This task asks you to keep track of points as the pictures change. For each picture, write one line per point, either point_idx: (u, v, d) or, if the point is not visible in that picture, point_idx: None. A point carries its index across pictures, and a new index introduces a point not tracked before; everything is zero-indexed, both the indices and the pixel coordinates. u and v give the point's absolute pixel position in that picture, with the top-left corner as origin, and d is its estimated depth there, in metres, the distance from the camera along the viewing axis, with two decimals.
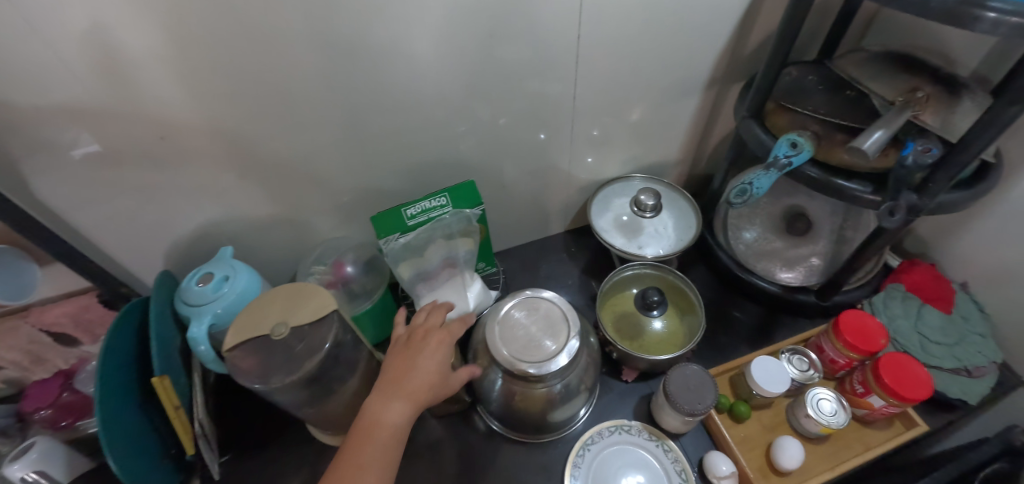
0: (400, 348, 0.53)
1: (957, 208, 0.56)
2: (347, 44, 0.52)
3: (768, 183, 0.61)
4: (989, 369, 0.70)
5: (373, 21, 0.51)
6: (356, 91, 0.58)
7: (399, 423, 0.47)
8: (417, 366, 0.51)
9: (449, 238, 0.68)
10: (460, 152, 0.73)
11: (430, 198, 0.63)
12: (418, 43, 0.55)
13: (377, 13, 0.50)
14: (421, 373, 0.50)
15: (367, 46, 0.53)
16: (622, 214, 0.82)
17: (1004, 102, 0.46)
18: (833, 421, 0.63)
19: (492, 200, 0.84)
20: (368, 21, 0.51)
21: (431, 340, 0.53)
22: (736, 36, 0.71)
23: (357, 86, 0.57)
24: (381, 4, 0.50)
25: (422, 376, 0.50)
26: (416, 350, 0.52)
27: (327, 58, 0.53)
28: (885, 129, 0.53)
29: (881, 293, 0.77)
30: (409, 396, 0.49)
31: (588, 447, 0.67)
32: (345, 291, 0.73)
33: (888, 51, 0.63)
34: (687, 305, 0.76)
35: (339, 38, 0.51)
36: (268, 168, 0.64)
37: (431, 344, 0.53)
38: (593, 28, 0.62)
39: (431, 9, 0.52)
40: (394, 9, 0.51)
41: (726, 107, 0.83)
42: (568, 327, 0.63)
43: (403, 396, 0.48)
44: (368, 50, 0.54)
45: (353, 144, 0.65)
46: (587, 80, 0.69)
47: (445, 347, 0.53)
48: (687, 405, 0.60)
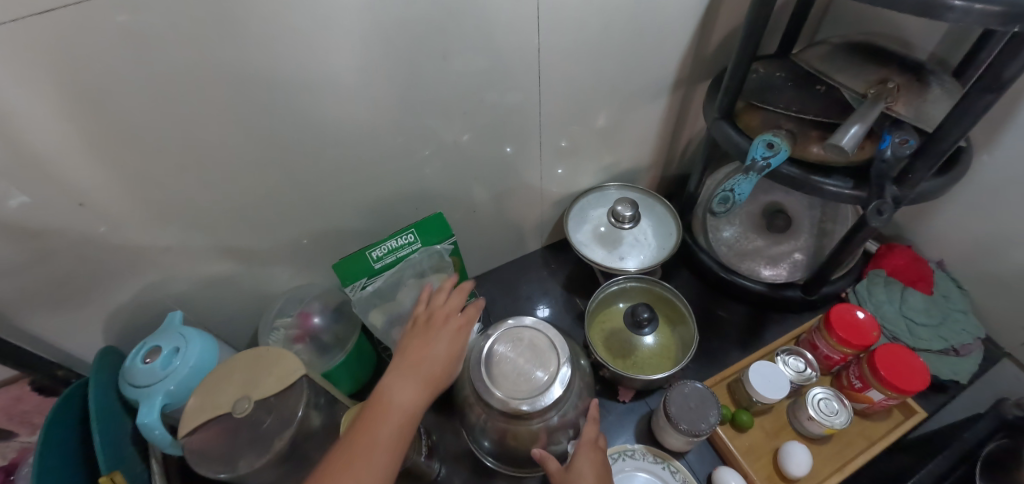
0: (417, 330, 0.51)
1: (934, 196, 0.56)
2: (286, 78, 0.47)
3: (749, 188, 0.60)
4: (975, 346, 0.71)
5: (311, 53, 0.46)
6: (301, 127, 0.53)
7: (410, 409, 0.44)
8: (436, 352, 0.49)
9: (421, 277, 0.63)
10: (424, 180, 0.68)
11: (396, 236, 0.58)
12: (366, 69, 0.50)
13: (315, 44, 0.46)
14: (437, 358, 0.49)
15: (308, 79, 0.48)
16: (599, 225, 0.79)
17: (979, 90, 0.45)
18: (839, 422, 0.61)
19: (465, 225, 0.80)
20: (307, 51, 0.46)
21: (450, 325, 0.52)
22: (698, 35, 0.69)
23: (302, 123, 0.52)
24: (319, 31, 0.45)
25: (438, 363, 0.48)
26: (434, 335, 0.51)
27: (263, 97, 0.48)
28: (861, 123, 0.51)
29: (864, 280, 0.76)
30: (422, 382, 0.46)
31: None
32: (315, 344, 0.67)
33: (850, 42, 0.62)
34: (675, 314, 0.74)
35: (276, 73, 0.46)
36: (214, 220, 0.57)
37: (450, 329, 0.52)
38: (554, 37, 0.58)
39: (376, 32, 0.47)
40: (333, 38, 0.46)
41: (693, 107, 0.81)
42: (557, 354, 0.59)
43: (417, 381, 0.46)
44: (308, 83, 0.49)
45: (306, 185, 0.59)
46: (553, 90, 0.66)
47: (462, 334, 0.52)
48: (689, 426, 0.57)
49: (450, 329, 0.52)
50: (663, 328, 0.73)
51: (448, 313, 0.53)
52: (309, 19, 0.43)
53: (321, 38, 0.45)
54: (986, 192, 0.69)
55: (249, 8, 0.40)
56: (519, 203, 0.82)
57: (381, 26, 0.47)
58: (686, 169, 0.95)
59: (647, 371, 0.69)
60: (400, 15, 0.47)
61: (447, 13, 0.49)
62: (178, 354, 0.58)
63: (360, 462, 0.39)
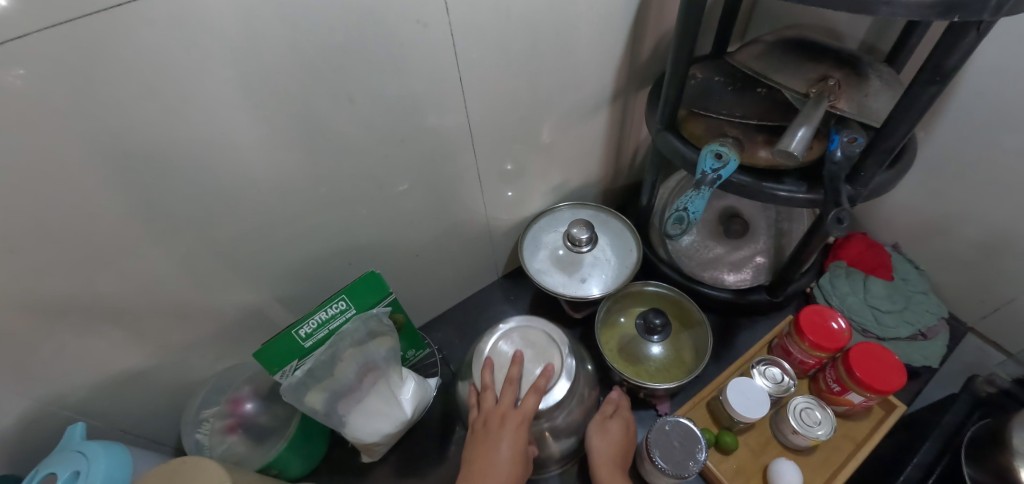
0: (478, 434, 0.53)
1: (888, 189, 0.54)
2: (155, 146, 0.39)
3: (703, 204, 0.57)
4: (940, 327, 0.70)
5: (192, 120, 0.39)
6: (193, 202, 0.45)
7: None
8: (499, 454, 0.50)
9: (361, 345, 0.56)
10: (352, 232, 0.61)
11: (325, 306, 0.51)
12: (253, 123, 0.43)
13: (196, 110, 0.39)
14: (502, 460, 0.50)
15: (196, 149, 0.41)
16: (558, 249, 0.74)
17: (922, 83, 0.43)
18: (822, 432, 0.58)
19: (412, 270, 0.73)
20: (179, 111, 0.38)
21: (508, 420, 0.52)
22: (630, 43, 0.65)
23: (195, 197, 0.44)
24: (191, 89, 0.37)
25: (504, 463, 0.50)
26: (493, 437, 0.51)
27: (140, 176, 0.40)
28: (807, 125, 0.49)
29: (826, 273, 0.75)
30: None
31: None
32: (249, 433, 0.59)
33: (782, 38, 0.59)
34: (682, 313, 0.70)
35: (150, 148, 0.39)
36: (102, 320, 0.48)
37: (507, 428, 0.52)
38: (476, 60, 0.53)
39: (266, 87, 0.41)
40: (217, 100, 0.39)
41: (634, 115, 0.78)
42: (557, 349, 0.59)
43: None
44: (199, 154, 0.42)
45: (213, 261, 0.51)
46: (484, 118, 0.61)
47: (523, 431, 0.52)
48: (671, 468, 0.53)
49: (509, 423, 0.52)
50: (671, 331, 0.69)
51: (503, 409, 0.53)
52: (179, 83, 0.36)
53: (200, 103, 0.38)
54: (930, 172, 0.69)
55: (94, 79, 0.33)
56: (467, 238, 0.76)
57: (271, 78, 0.41)
58: (636, 178, 0.93)
59: (667, 375, 0.66)
60: (291, 64, 0.41)
61: (345, 48, 0.43)
62: (80, 473, 0.47)
63: None
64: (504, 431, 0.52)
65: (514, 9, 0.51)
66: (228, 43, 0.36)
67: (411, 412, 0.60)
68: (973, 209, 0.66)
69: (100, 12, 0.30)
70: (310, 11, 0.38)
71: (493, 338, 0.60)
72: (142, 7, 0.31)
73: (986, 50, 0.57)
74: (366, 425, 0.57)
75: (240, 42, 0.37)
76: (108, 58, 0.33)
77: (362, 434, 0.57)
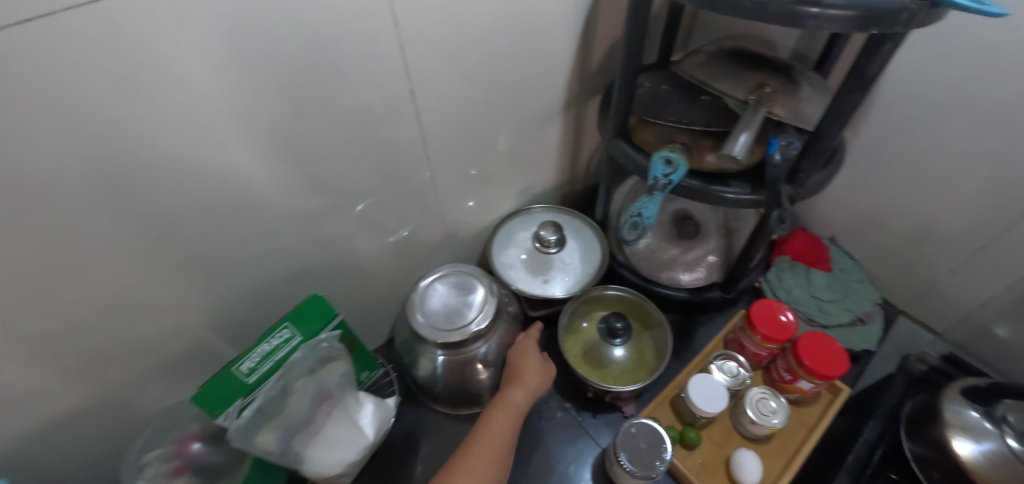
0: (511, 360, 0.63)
1: (823, 188, 0.58)
2: (65, 167, 0.34)
3: (655, 209, 0.60)
4: (875, 312, 0.76)
5: (152, 130, 0.37)
6: (132, 226, 0.41)
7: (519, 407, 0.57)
8: (532, 373, 0.61)
9: (312, 373, 0.53)
10: (305, 254, 0.59)
11: (267, 338, 0.48)
12: (190, 141, 0.40)
13: (158, 122, 0.37)
14: (534, 376, 0.61)
15: (154, 163, 0.39)
16: (523, 252, 0.74)
17: (849, 89, 0.46)
18: (777, 421, 0.61)
19: (371, 287, 0.71)
20: (108, 124, 0.34)
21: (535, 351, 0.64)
22: (580, 53, 0.66)
23: (137, 220, 0.41)
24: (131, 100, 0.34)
25: (535, 378, 0.61)
26: (525, 360, 0.62)
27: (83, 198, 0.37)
28: (748, 130, 0.51)
29: (773, 268, 0.79)
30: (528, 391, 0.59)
31: None
32: (200, 474, 0.54)
33: (723, 48, 0.62)
34: (644, 318, 0.72)
35: (100, 166, 0.36)
36: (22, 363, 0.43)
37: (536, 355, 0.63)
38: (432, 72, 0.52)
39: (232, 96, 0.39)
40: (179, 110, 0.37)
41: (588, 122, 0.79)
42: (477, 280, 0.64)
43: (524, 391, 0.59)
44: (159, 168, 0.39)
45: (151, 291, 0.47)
46: (441, 132, 0.60)
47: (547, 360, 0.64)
48: (639, 470, 0.54)
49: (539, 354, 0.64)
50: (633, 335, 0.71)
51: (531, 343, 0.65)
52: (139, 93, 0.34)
53: (160, 114, 0.36)
54: (860, 168, 0.75)
55: (47, 83, 0.30)
56: (427, 251, 0.75)
57: (239, 86, 0.39)
58: (593, 183, 0.94)
59: (628, 379, 0.67)
60: (243, 82, 0.39)
61: (294, 64, 0.41)
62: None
63: (494, 424, 0.54)
64: (531, 354, 0.63)
65: (467, 20, 0.51)
66: (188, 49, 0.35)
67: (373, 436, 0.58)
68: (896, 201, 0.73)
69: (48, 17, 0.28)
70: (274, 17, 0.37)
71: (420, 295, 0.63)
72: (111, 16, 0.30)
73: (902, 57, 0.62)
74: (328, 457, 0.54)
75: (200, 47, 0.35)
76: (59, 62, 0.30)
77: (324, 467, 0.54)
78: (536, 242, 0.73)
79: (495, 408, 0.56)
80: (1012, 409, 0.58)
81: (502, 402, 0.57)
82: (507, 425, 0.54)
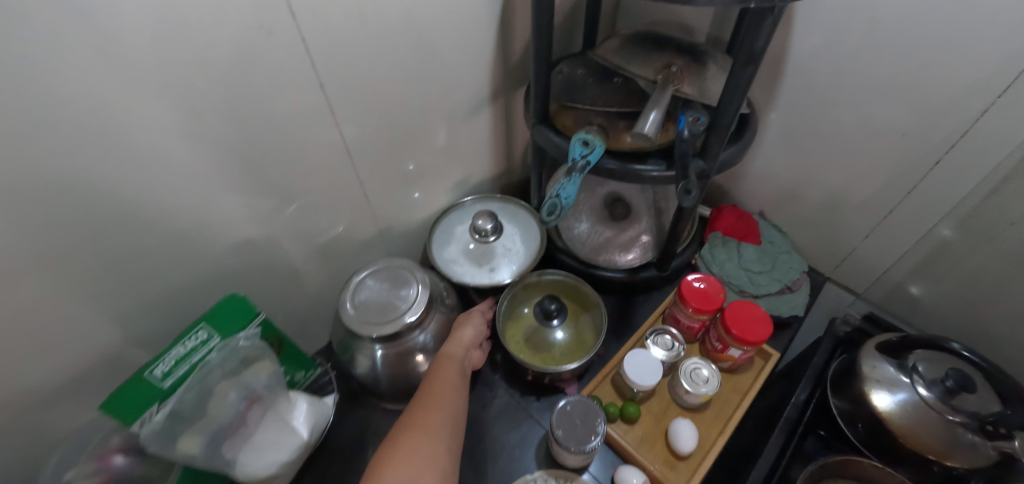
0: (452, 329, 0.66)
1: (735, 162, 0.60)
2: None
3: (573, 190, 0.59)
4: (802, 280, 0.79)
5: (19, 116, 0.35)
6: (23, 237, 0.40)
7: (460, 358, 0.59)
8: (470, 331, 0.64)
9: (235, 375, 0.51)
10: (226, 257, 0.57)
11: (179, 342, 0.47)
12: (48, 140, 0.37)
13: (65, 110, 0.37)
14: (471, 333, 0.64)
15: (66, 160, 0.39)
16: (465, 244, 0.74)
17: (741, 64, 0.48)
18: (708, 389, 0.63)
19: (304, 288, 0.70)
20: None
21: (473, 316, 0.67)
22: (500, 44, 0.67)
23: (33, 227, 0.40)
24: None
25: (471, 334, 0.64)
26: (462, 324, 0.65)
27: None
28: (657, 108, 0.53)
29: (706, 245, 0.82)
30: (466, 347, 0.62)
31: None
32: None
33: (633, 33, 0.65)
34: (583, 300, 0.73)
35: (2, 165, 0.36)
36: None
37: (473, 318, 0.67)
38: (349, 70, 0.53)
39: (138, 86, 0.39)
40: (95, 104, 0.38)
41: (518, 113, 0.81)
42: (410, 272, 0.64)
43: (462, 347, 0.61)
44: (70, 164, 0.39)
45: (54, 305, 0.45)
46: (362, 130, 0.60)
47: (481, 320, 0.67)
48: (574, 445, 0.55)
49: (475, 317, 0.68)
50: (573, 317, 0.72)
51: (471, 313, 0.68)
52: (51, 84, 0.35)
53: (76, 105, 0.37)
54: (778, 145, 0.78)
55: None
56: (364, 249, 0.75)
57: (131, 76, 0.38)
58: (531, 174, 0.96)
59: (566, 360, 0.68)
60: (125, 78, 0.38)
61: (184, 61, 0.40)
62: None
63: (443, 371, 0.56)
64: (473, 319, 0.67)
65: (373, 15, 0.51)
66: (102, 44, 0.36)
67: (308, 435, 0.58)
68: (813, 174, 0.76)
69: None
70: (192, 25, 0.39)
71: (351, 290, 0.62)
72: None
73: (802, 36, 0.65)
74: (260, 459, 0.53)
75: (110, 42, 0.36)
76: None
77: (256, 470, 0.53)
78: (475, 234, 0.74)
79: (439, 360, 0.58)
80: (922, 359, 0.62)
81: (445, 355, 0.59)
82: (452, 371, 0.56)
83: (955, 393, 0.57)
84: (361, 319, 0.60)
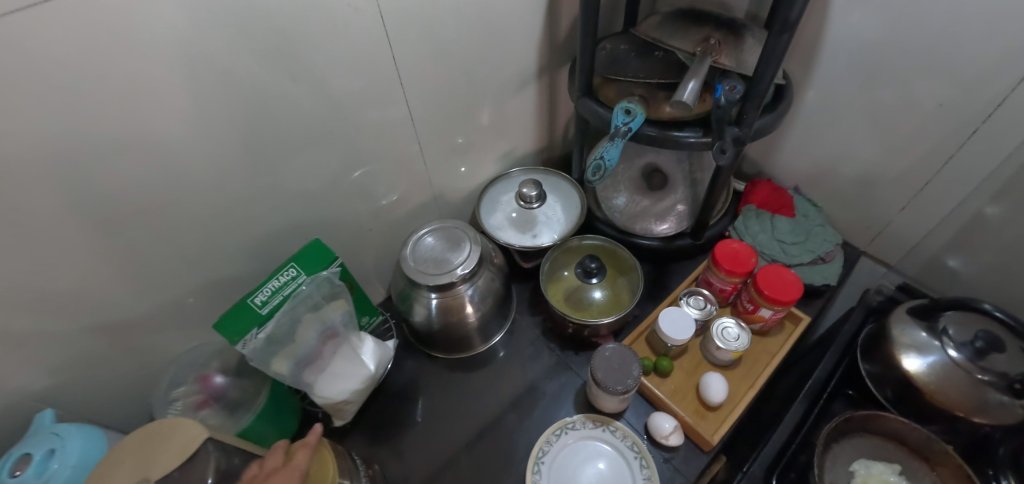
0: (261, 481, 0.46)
1: (771, 130, 0.64)
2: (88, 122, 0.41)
3: (616, 152, 0.64)
4: (836, 252, 0.82)
5: (163, 85, 0.43)
6: (162, 181, 0.48)
7: None
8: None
9: (316, 310, 0.60)
10: (307, 212, 0.65)
11: (276, 275, 0.55)
12: (190, 102, 0.45)
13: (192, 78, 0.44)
14: None
15: (102, 127, 0.42)
16: (511, 211, 0.81)
17: (776, 33, 0.52)
18: (739, 344, 0.67)
19: (366, 247, 0.78)
20: (127, 74, 0.40)
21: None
22: (548, 23, 0.73)
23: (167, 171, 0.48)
24: (147, 55, 0.40)
25: None
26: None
27: (39, 156, 0.40)
28: (696, 78, 0.57)
29: (740, 216, 0.85)
30: None
31: (542, 460, 0.65)
32: (223, 405, 0.61)
33: (675, 11, 0.69)
34: (621, 263, 0.78)
35: (52, 124, 0.39)
36: (74, 306, 0.50)
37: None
38: (416, 46, 0.60)
39: (247, 56, 0.46)
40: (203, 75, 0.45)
41: (561, 90, 0.86)
42: (463, 231, 0.71)
43: None
44: (103, 130, 0.42)
45: (178, 242, 0.54)
46: (425, 103, 0.67)
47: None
48: (616, 386, 0.60)
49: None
50: (611, 279, 0.77)
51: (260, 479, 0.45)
52: (157, 54, 0.41)
53: (199, 75, 0.44)
54: (815, 120, 0.80)
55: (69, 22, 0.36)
56: (419, 213, 0.82)
57: (244, 48, 0.45)
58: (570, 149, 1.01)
59: (604, 315, 0.73)
60: (242, 48, 0.45)
61: (289, 33, 0.48)
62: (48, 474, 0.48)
63: None
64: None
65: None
66: (200, 22, 0.41)
67: (374, 368, 0.65)
68: (850, 148, 0.78)
69: None
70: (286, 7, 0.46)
71: (412, 244, 0.70)
72: None
73: (840, 11, 0.68)
74: (334, 384, 0.61)
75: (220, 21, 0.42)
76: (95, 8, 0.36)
77: (332, 396, 0.61)
78: (520, 201, 0.80)
79: None
80: (952, 321, 0.64)
81: None
82: None
83: (985, 353, 0.60)
84: (420, 269, 0.67)
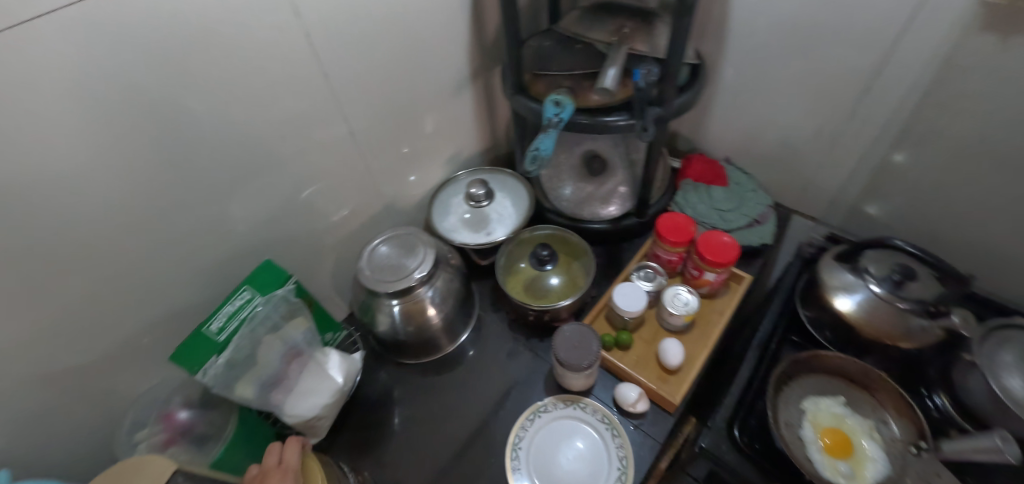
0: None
1: (690, 106, 0.69)
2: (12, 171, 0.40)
3: (550, 143, 0.68)
4: (768, 213, 0.87)
5: (89, 125, 0.43)
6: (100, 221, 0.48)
7: None
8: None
9: (277, 330, 0.61)
10: (257, 235, 0.65)
11: (231, 299, 0.56)
12: (119, 138, 0.45)
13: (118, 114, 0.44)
14: None
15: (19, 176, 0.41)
16: (462, 213, 0.83)
17: (679, 16, 0.57)
18: (690, 309, 0.72)
19: (322, 264, 0.78)
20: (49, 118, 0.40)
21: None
22: (474, 27, 0.76)
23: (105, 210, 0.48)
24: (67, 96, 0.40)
25: None
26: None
27: None
28: (614, 66, 0.61)
29: (679, 192, 0.90)
30: None
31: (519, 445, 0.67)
32: (192, 441, 0.60)
33: (591, 5, 0.74)
34: (573, 248, 0.82)
35: None
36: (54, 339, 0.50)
37: None
38: (347, 61, 0.62)
39: (174, 88, 0.47)
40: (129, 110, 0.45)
41: (497, 90, 0.89)
42: (416, 236, 0.73)
43: None
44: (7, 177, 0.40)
45: (124, 280, 0.53)
46: (364, 115, 0.69)
47: None
48: (578, 363, 0.63)
49: None
50: (565, 264, 0.80)
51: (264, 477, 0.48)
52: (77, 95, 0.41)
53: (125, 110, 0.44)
54: (733, 94, 0.87)
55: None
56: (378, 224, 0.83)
57: (171, 80, 0.46)
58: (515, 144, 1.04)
59: (563, 299, 0.76)
60: (168, 81, 0.46)
61: (216, 60, 0.49)
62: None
63: None
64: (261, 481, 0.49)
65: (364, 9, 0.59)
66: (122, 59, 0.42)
67: (343, 381, 0.66)
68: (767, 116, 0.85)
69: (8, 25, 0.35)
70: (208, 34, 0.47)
71: (366, 255, 0.70)
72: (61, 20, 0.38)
73: None
74: (303, 401, 0.62)
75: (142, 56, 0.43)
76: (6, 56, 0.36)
77: (303, 413, 0.61)
78: (470, 201, 0.82)
79: None
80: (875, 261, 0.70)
81: None
82: None
83: (902, 283, 0.66)
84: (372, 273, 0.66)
